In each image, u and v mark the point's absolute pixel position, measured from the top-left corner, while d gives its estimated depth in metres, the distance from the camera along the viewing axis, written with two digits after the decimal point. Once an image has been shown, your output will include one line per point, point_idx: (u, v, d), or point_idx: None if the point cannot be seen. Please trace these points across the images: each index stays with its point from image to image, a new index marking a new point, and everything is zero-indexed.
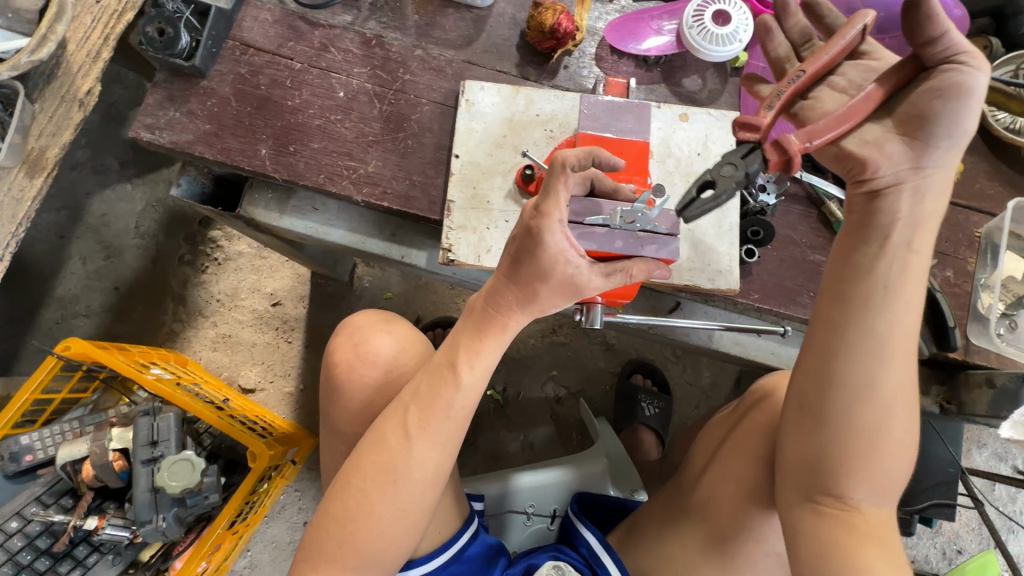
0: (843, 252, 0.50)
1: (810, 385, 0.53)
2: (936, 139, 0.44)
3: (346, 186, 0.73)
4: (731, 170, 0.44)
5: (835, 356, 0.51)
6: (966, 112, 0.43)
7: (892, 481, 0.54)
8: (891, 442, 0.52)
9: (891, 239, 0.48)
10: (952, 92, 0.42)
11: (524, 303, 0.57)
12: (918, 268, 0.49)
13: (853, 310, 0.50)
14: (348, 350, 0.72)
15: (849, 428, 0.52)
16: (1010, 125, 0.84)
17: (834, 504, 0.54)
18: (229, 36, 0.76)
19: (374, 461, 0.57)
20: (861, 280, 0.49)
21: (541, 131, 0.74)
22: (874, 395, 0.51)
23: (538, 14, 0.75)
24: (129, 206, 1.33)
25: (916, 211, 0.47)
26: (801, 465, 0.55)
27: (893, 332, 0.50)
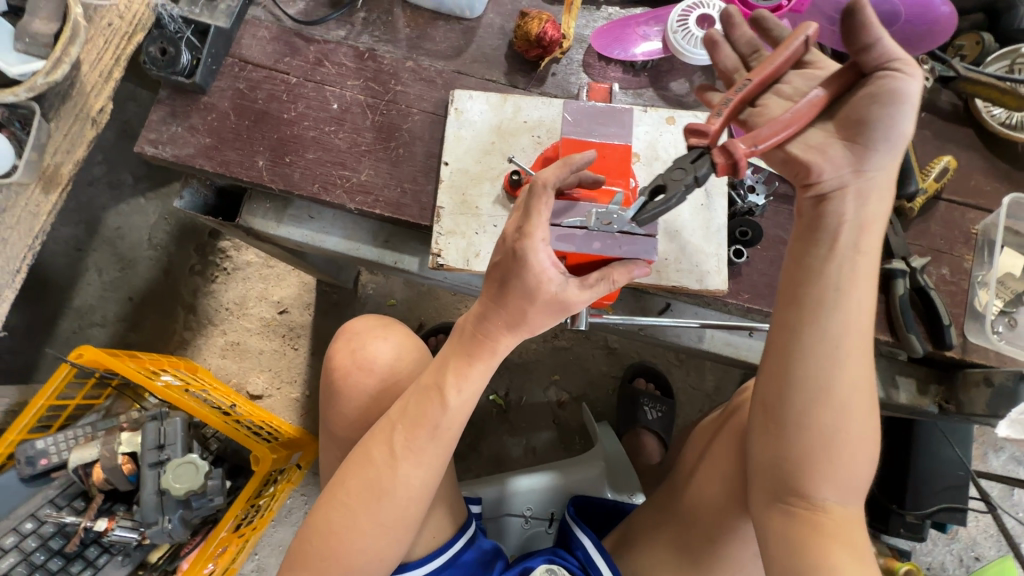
0: (796, 255, 0.52)
1: (772, 388, 0.55)
2: (874, 142, 0.46)
3: (340, 194, 0.76)
4: (681, 173, 0.45)
5: (793, 359, 0.53)
6: (902, 116, 0.45)
7: (857, 479, 0.55)
8: (852, 440, 0.54)
9: (840, 240, 0.50)
10: (888, 95, 0.44)
11: (513, 326, 0.56)
12: (867, 267, 0.51)
13: (807, 313, 0.52)
14: (346, 357, 0.69)
15: (812, 430, 0.54)
16: (1007, 121, 0.83)
17: (801, 504, 0.56)
18: (229, 53, 0.79)
19: (359, 478, 0.58)
20: (814, 282, 0.52)
21: (528, 138, 0.76)
22: (832, 396, 0.53)
23: (525, 24, 0.76)
24: (143, 219, 1.38)
25: (860, 212, 0.50)
26: (770, 468, 0.57)
27: (846, 332, 0.52)
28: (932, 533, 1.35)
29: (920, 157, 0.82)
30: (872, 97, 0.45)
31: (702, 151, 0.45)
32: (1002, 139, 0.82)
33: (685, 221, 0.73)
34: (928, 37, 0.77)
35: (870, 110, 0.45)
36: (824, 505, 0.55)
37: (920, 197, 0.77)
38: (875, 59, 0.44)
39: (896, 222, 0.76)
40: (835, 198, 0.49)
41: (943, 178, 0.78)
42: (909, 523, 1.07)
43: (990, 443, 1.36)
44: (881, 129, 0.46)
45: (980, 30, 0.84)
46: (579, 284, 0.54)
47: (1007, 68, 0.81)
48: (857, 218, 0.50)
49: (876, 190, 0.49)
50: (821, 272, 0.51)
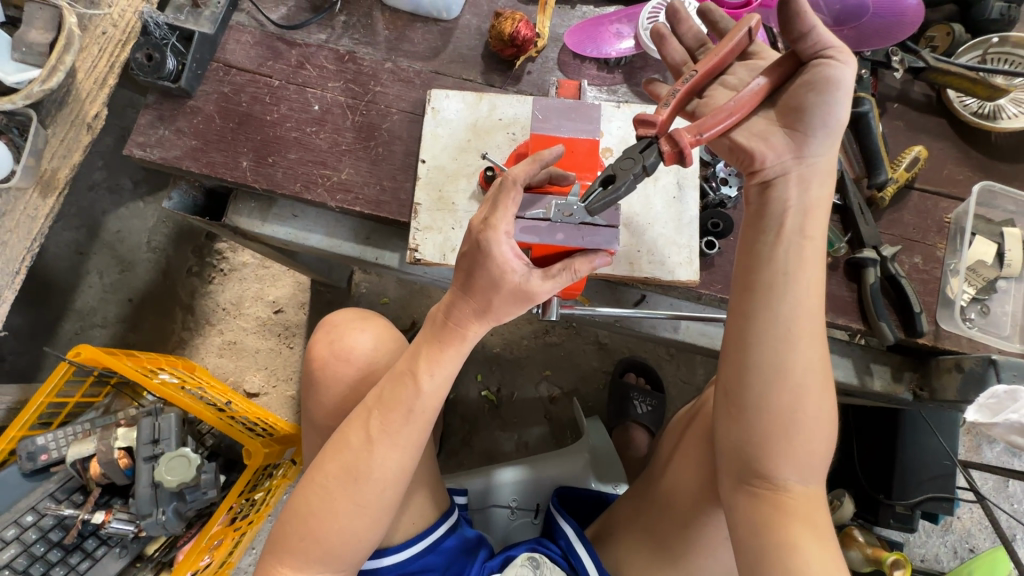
0: (747, 244, 0.59)
1: (733, 371, 0.60)
2: (812, 129, 0.55)
3: (320, 193, 0.78)
4: (630, 163, 0.50)
5: (749, 343, 0.58)
6: (836, 103, 0.53)
7: (815, 458, 0.59)
8: (808, 419, 0.58)
9: (786, 227, 0.57)
10: (824, 81, 0.53)
11: (480, 314, 0.58)
12: (812, 256, 0.57)
13: (759, 298, 0.57)
14: (325, 348, 0.71)
15: (770, 409, 0.58)
16: (980, 110, 0.84)
17: (764, 484, 0.59)
18: (213, 59, 0.82)
19: (337, 461, 0.59)
20: (765, 269, 0.57)
21: (503, 135, 0.78)
22: (787, 376, 0.57)
23: (498, 24, 0.78)
24: (141, 223, 1.41)
25: (807, 199, 0.57)
26: (734, 450, 0.61)
27: (797, 316, 0.57)
28: (926, 525, 1.35)
29: (891, 148, 0.83)
30: (810, 84, 0.53)
31: (650, 140, 0.51)
32: (975, 128, 0.83)
33: (656, 213, 0.75)
34: (896, 28, 0.78)
35: (808, 96, 0.53)
36: (785, 483, 0.59)
37: (891, 186, 0.77)
38: (813, 47, 0.53)
39: (866, 213, 0.77)
40: (778, 183, 0.57)
41: (914, 168, 0.79)
42: (899, 513, 1.08)
43: (984, 434, 1.35)
44: (821, 112, 0.54)
45: (951, 22, 0.85)
46: (542, 275, 0.56)
47: (978, 59, 0.84)
48: (802, 202, 0.57)
49: (817, 175, 0.57)
50: (771, 261, 0.57)
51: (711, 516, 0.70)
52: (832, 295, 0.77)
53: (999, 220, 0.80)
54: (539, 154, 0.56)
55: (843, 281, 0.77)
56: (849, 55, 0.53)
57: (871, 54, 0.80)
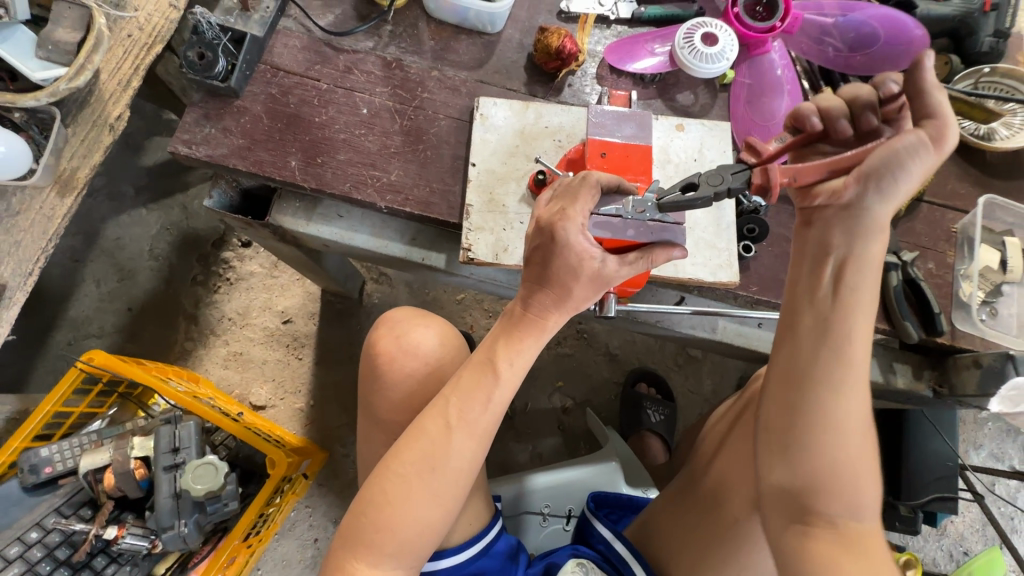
0: (792, 285, 0.60)
1: (776, 412, 0.62)
2: (870, 191, 0.50)
3: (370, 193, 0.79)
4: (716, 181, 0.54)
5: (792, 384, 0.60)
6: (904, 172, 0.48)
7: (862, 495, 0.60)
8: (854, 458, 0.60)
9: (826, 272, 0.57)
10: (896, 152, 0.47)
11: (559, 303, 0.60)
12: (865, 300, 0.56)
13: (804, 344, 0.59)
14: (390, 341, 0.67)
15: (816, 453, 0.59)
16: (976, 132, 0.91)
17: (813, 521, 0.61)
18: (261, 61, 0.83)
19: (414, 450, 0.58)
20: (806, 312, 0.59)
21: (550, 141, 0.81)
22: (831, 418, 0.59)
23: (544, 38, 0.83)
24: (143, 230, 1.38)
25: (850, 247, 0.54)
26: (782, 490, 0.62)
27: (841, 362, 0.57)
28: (923, 529, 1.40)
29: None
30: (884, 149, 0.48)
31: (746, 168, 0.54)
32: (973, 148, 0.90)
33: (697, 218, 0.79)
34: (904, 56, 0.87)
35: (876, 157, 0.48)
36: (836, 521, 0.60)
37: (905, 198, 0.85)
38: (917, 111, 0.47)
39: None
40: (818, 225, 0.56)
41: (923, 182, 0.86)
42: (903, 515, 1.15)
43: (970, 440, 1.43)
44: (888, 181, 0.49)
45: (947, 53, 0.94)
46: (618, 261, 0.59)
47: (972, 86, 0.92)
48: (841, 250, 0.55)
49: (863, 228, 0.53)
50: (817, 306, 0.57)
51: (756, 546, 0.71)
52: None
53: (1000, 230, 0.87)
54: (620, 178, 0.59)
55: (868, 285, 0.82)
56: (951, 129, 0.46)
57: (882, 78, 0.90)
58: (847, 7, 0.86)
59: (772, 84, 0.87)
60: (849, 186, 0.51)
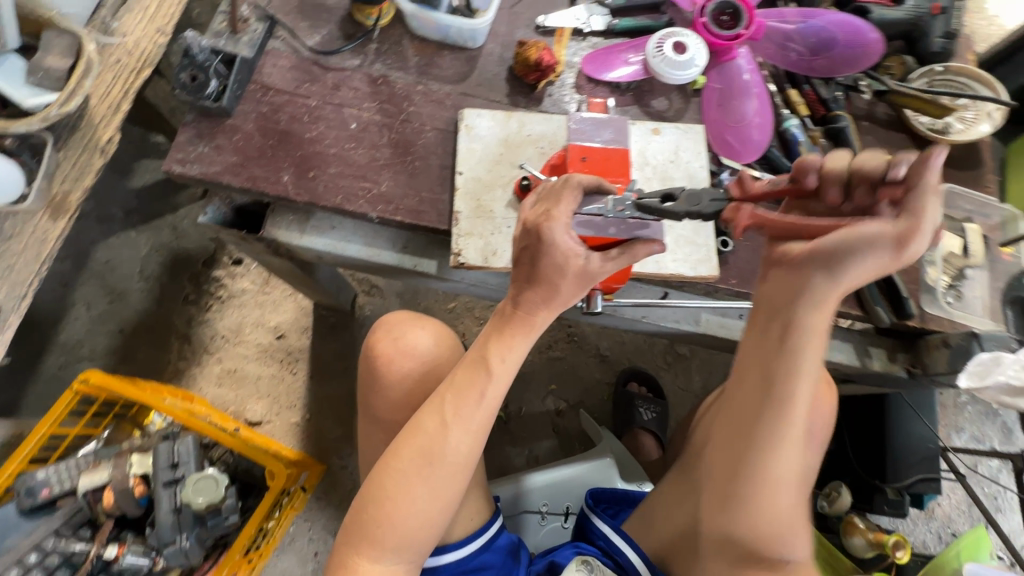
0: (749, 341, 0.66)
1: (726, 460, 0.70)
2: (822, 266, 0.55)
3: (362, 205, 0.82)
4: (692, 200, 0.57)
5: (738, 441, 0.68)
6: (857, 257, 0.52)
7: (791, 539, 0.69)
8: (787, 508, 0.68)
9: (776, 333, 0.62)
10: (856, 238, 0.51)
11: (548, 300, 0.62)
12: (804, 370, 0.62)
13: (752, 404, 0.66)
14: (387, 343, 0.70)
15: (756, 509, 0.67)
16: (933, 126, 0.96)
17: (748, 561, 0.70)
18: (251, 80, 0.85)
19: (412, 447, 0.60)
20: (754, 373, 0.66)
21: (533, 149, 0.85)
22: (771, 475, 0.66)
23: (524, 51, 0.87)
24: (133, 252, 1.39)
25: (791, 319, 0.60)
26: (722, 535, 0.71)
27: (782, 428, 0.64)
28: (912, 513, 1.44)
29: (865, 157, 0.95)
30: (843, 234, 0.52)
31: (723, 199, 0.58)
32: (930, 141, 0.96)
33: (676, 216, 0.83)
34: (862, 58, 0.92)
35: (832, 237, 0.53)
36: (770, 565, 0.69)
37: None
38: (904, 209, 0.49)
39: None
40: (771, 277, 0.61)
41: None
42: (891, 499, 1.18)
43: (952, 423, 1.48)
44: (843, 263, 0.54)
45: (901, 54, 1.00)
46: (601, 258, 0.62)
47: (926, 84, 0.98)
48: (787, 317, 0.61)
49: (807, 297, 0.58)
50: (762, 372, 0.65)
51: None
52: None
53: (960, 218, 0.92)
54: (600, 178, 0.62)
55: None
56: (919, 236, 0.49)
57: (842, 79, 0.96)
58: (807, 13, 0.92)
59: (741, 88, 0.91)
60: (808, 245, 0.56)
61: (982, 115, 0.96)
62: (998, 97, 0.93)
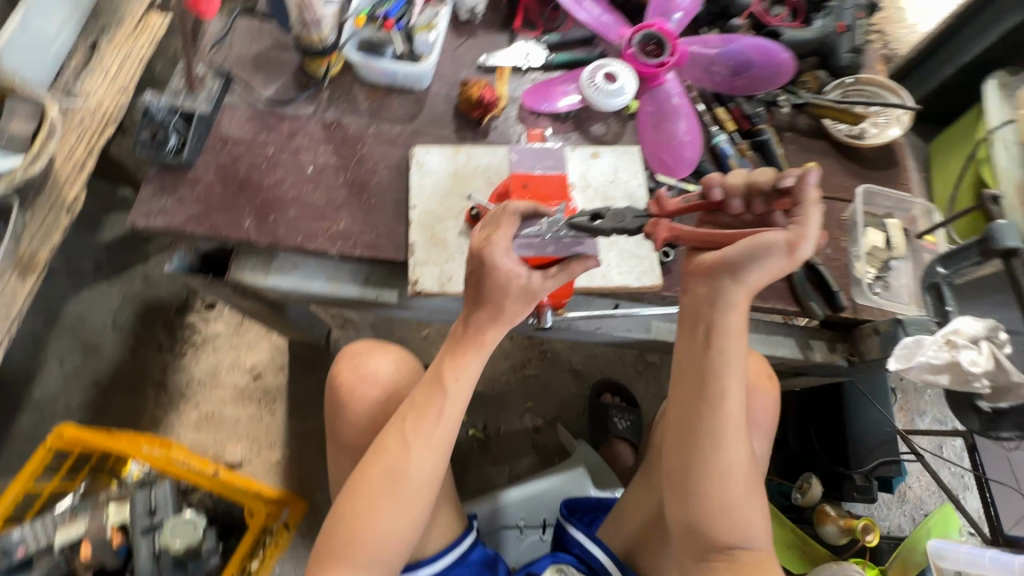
0: (682, 349, 0.74)
1: (677, 459, 0.73)
2: (736, 272, 0.67)
3: (322, 243, 0.86)
4: (617, 218, 0.66)
5: (683, 441, 0.73)
6: (763, 262, 0.65)
7: (752, 526, 0.73)
8: (742, 497, 0.71)
9: (705, 336, 0.71)
10: (762, 247, 0.64)
11: (494, 319, 0.67)
12: (730, 367, 0.70)
13: (694, 400, 0.72)
14: (350, 371, 0.73)
15: (710, 502, 0.71)
16: (850, 132, 1.05)
17: (719, 554, 0.74)
18: (210, 134, 0.90)
19: (378, 468, 0.63)
20: (690, 372, 0.72)
21: (481, 179, 0.91)
22: (720, 464, 0.70)
23: (467, 90, 0.94)
24: (105, 304, 1.40)
25: (712, 321, 0.70)
26: (690, 532, 0.74)
27: (723, 418, 0.70)
28: (885, 498, 1.49)
29: (791, 164, 1.03)
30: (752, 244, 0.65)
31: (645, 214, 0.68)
32: (848, 146, 1.04)
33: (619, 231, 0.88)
34: (778, 75, 1.00)
35: (745, 246, 0.65)
36: (734, 554, 0.73)
37: None
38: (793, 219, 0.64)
39: None
40: (695, 294, 0.72)
41: None
42: (860, 485, 1.21)
43: (914, 408, 1.54)
44: (746, 267, 0.66)
45: (817, 69, 1.07)
46: (541, 276, 0.67)
47: (842, 95, 1.07)
48: (710, 321, 0.70)
49: (723, 301, 0.69)
50: (696, 369, 0.71)
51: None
52: (771, 286, 0.91)
53: (881, 214, 1.00)
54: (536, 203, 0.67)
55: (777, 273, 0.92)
56: (805, 242, 0.63)
57: (762, 95, 1.03)
58: (727, 38, 0.99)
59: (671, 110, 0.98)
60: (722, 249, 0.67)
61: (893, 120, 1.05)
62: (905, 103, 1.02)
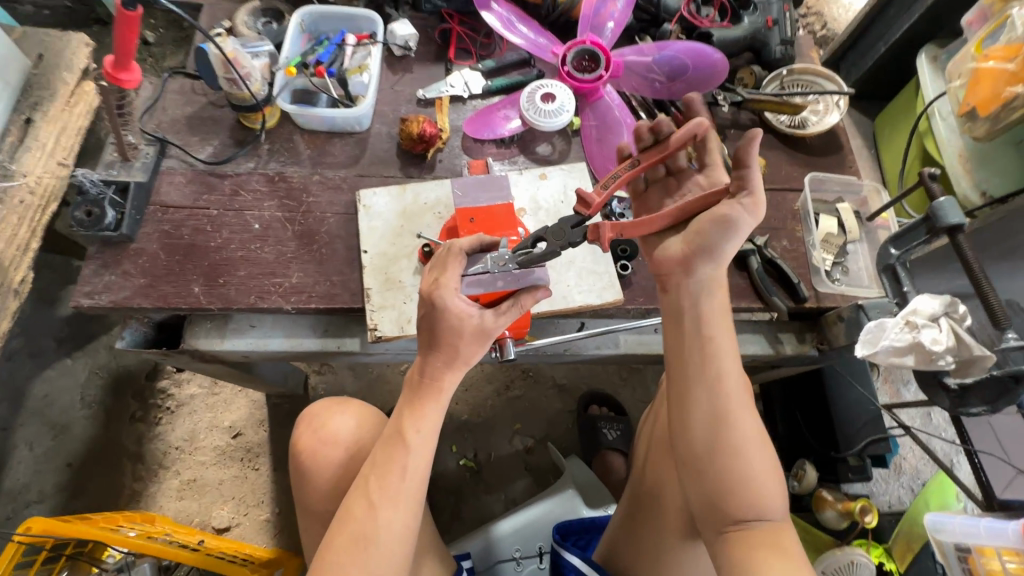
0: (670, 329, 0.75)
1: (679, 429, 0.72)
2: (712, 257, 0.69)
3: (275, 300, 0.85)
4: (559, 236, 0.65)
5: (687, 421, 0.71)
6: (731, 239, 0.68)
7: (767, 494, 0.68)
8: (749, 459, 0.69)
9: (691, 314, 0.72)
10: (726, 220, 0.66)
11: (450, 362, 0.66)
12: (721, 339, 0.72)
13: (689, 369, 0.72)
14: (310, 435, 0.75)
15: (726, 475, 0.68)
16: (792, 123, 1.06)
17: (736, 527, 0.68)
18: (149, 203, 0.88)
19: (346, 534, 0.61)
20: (680, 346, 0.73)
21: (431, 215, 0.90)
22: (722, 425, 0.69)
23: (407, 126, 0.93)
24: (72, 380, 1.37)
25: (697, 299, 0.72)
26: (704, 503, 0.70)
27: (719, 380, 0.71)
28: (883, 473, 1.49)
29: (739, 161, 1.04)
30: (713, 220, 0.67)
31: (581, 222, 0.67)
32: (792, 136, 1.05)
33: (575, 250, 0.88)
34: (713, 76, 1.00)
35: (707, 224, 0.67)
36: (753, 525, 0.67)
37: None
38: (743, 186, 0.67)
39: None
40: (673, 290, 0.73)
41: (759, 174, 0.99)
42: (853, 465, 1.22)
43: (898, 379, 1.54)
44: (717, 249, 0.69)
45: (751, 64, 1.10)
46: (494, 313, 0.66)
47: (780, 87, 1.09)
48: (692, 304, 0.72)
49: (702, 291, 0.72)
50: (686, 340, 0.72)
51: (696, 566, 0.79)
52: (732, 285, 0.91)
53: (831, 200, 1.02)
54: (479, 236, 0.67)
55: (736, 272, 0.92)
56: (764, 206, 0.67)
57: (703, 96, 1.03)
58: (660, 45, 1.00)
59: (614, 122, 0.99)
60: (691, 237, 0.69)
61: (830, 106, 1.07)
62: (840, 89, 1.04)
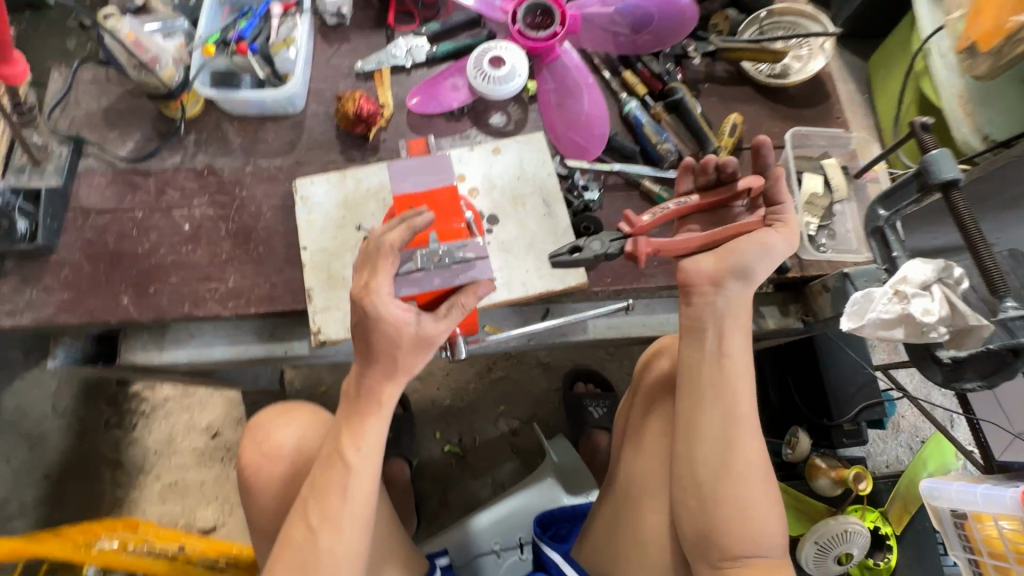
0: (685, 353, 0.69)
1: (685, 460, 0.68)
2: (745, 275, 0.66)
3: (212, 306, 0.78)
4: (599, 246, 0.69)
5: (695, 455, 0.67)
6: (766, 260, 0.66)
7: (767, 533, 0.66)
8: (755, 499, 0.66)
9: (709, 342, 0.68)
10: (764, 242, 0.65)
11: (390, 375, 0.60)
12: (743, 373, 0.67)
13: (705, 401, 0.67)
14: (254, 448, 0.71)
15: (730, 515, 0.65)
16: (773, 72, 0.96)
17: (728, 564, 0.66)
18: (69, 209, 0.81)
19: (287, 562, 0.58)
20: (695, 375, 0.68)
21: (375, 203, 0.82)
22: (733, 463, 0.66)
23: (342, 106, 0.84)
24: (42, 390, 1.33)
25: (722, 326, 0.67)
26: (698, 537, 0.67)
27: (736, 417, 0.66)
28: (880, 433, 1.45)
29: (715, 118, 0.94)
30: (752, 240, 0.65)
31: (621, 238, 0.69)
32: (773, 87, 0.95)
33: (533, 231, 0.83)
34: (682, 25, 0.89)
35: (746, 245, 0.65)
36: (745, 562, 0.65)
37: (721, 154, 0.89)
38: (777, 218, 0.68)
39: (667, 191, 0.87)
40: (696, 305, 0.68)
41: (735, 133, 0.90)
42: (849, 431, 1.17)
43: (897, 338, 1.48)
44: (753, 269, 0.66)
45: (727, 8, 0.99)
46: (432, 317, 0.60)
47: (758, 31, 0.97)
48: (717, 324, 0.67)
49: (727, 312, 0.67)
50: (702, 370, 0.68)
51: None
52: None
53: (817, 155, 0.93)
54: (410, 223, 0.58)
55: None
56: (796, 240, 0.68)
57: (671, 49, 0.94)
58: None
59: (574, 85, 0.89)
60: (725, 254, 0.66)
61: (815, 50, 0.96)
62: (825, 31, 0.93)
